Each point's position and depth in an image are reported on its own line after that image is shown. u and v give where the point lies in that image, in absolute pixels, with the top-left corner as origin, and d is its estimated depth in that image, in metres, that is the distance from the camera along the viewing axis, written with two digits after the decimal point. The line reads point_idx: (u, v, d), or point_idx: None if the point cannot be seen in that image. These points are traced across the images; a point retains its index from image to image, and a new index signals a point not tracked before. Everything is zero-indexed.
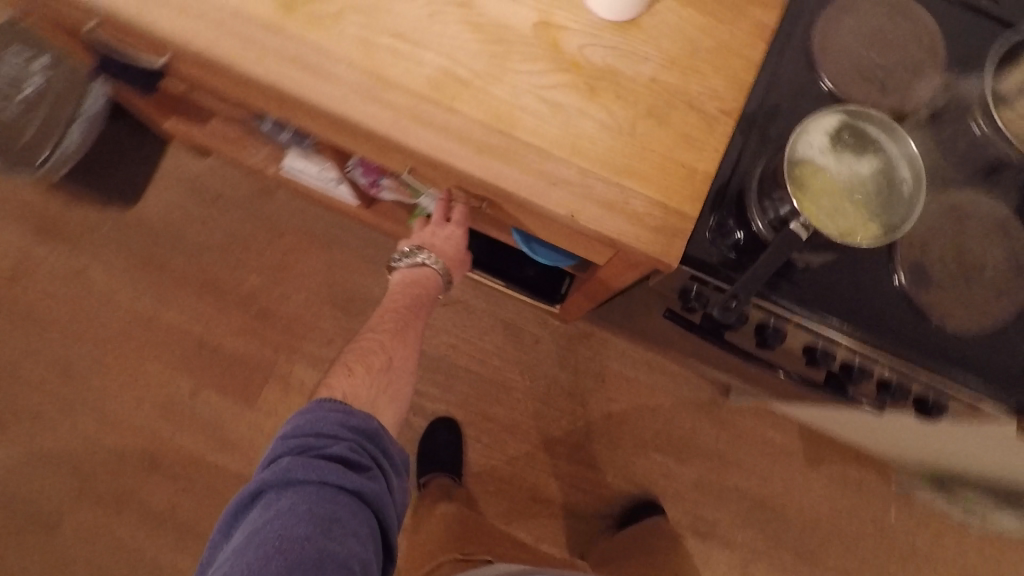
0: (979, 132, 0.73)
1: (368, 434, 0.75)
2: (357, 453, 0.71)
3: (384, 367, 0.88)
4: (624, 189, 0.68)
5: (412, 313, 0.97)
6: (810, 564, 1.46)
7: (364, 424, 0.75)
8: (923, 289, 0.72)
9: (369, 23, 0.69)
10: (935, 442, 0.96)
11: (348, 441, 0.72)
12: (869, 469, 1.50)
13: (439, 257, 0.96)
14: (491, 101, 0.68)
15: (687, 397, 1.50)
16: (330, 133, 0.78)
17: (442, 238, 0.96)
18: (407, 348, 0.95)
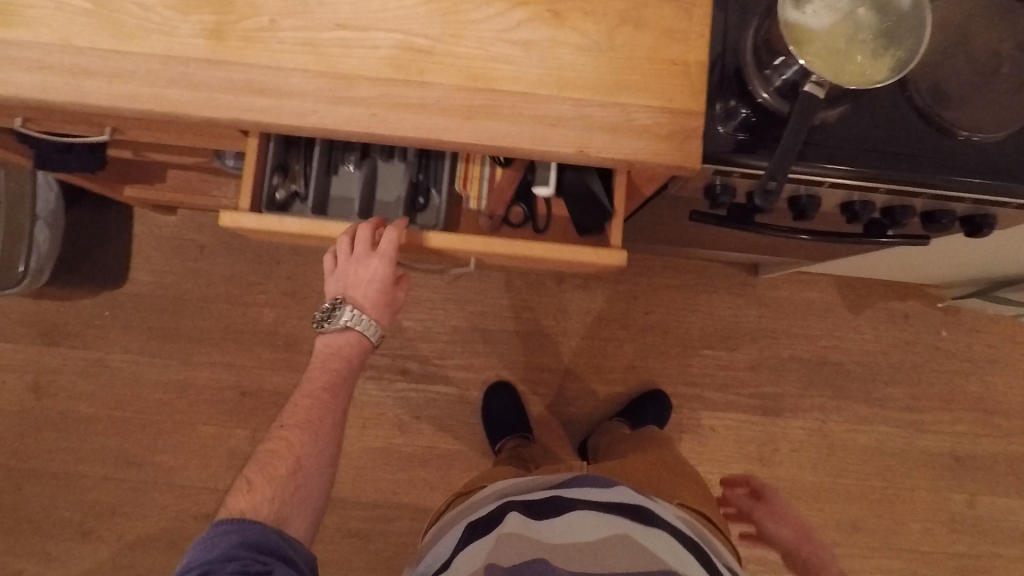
0: None
1: (266, 548, 0.63)
2: (249, 569, 0.60)
3: (292, 472, 0.72)
4: (623, 106, 0.65)
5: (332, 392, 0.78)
6: (880, 401, 1.50)
7: (261, 537, 0.64)
8: (949, 107, 0.69)
9: (308, 22, 0.64)
10: (989, 250, 0.94)
11: (241, 560, 0.61)
12: (912, 297, 1.51)
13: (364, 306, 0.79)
14: (460, 61, 0.64)
15: (720, 287, 1.49)
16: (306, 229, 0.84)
17: (366, 280, 0.78)
18: (326, 438, 0.76)
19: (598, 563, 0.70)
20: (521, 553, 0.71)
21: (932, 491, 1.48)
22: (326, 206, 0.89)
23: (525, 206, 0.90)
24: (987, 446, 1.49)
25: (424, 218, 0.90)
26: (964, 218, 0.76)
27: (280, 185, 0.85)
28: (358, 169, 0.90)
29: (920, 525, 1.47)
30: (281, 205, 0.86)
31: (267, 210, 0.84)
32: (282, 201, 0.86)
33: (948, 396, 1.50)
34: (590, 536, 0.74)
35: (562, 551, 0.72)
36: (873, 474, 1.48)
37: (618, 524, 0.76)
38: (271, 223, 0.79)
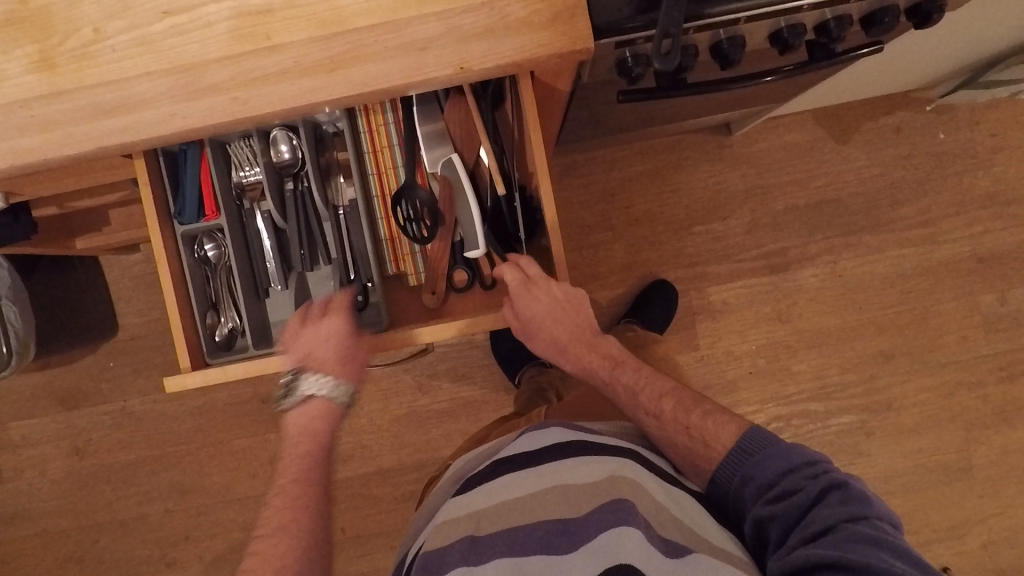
0: None
1: None
2: None
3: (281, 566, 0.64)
4: (493, 3, 0.58)
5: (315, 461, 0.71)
6: (888, 225, 1.43)
7: None
8: None
9: (132, 20, 0.58)
10: (953, 38, 0.85)
11: None
12: (900, 108, 1.41)
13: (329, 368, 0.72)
14: (306, 9, 0.58)
15: (695, 159, 1.42)
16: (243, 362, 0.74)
17: (322, 338, 0.72)
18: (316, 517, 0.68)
19: (529, 516, 0.66)
20: (454, 532, 0.67)
21: (960, 298, 1.44)
22: (270, 332, 0.79)
23: (467, 267, 0.82)
24: (1009, 238, 1.43)
25: (370, 315, 0.80)
26: (910, 9, 0.68)
27: (217, 323, 0.76)
28: (286, 288, 0.78)
29: (956, 336, 1.44)
30: (224, 344, 0.77)
31: (211, 354, 0.75)
32: (224, 340, 0.77)
33: (960, 199, 1.42)
34: (523, 491, 0.70)
35: (493, 513, 0.68)
36: (898, 300, 1.44)
37: (548, 472, 0.71)
38: (216, 376, 0.70)
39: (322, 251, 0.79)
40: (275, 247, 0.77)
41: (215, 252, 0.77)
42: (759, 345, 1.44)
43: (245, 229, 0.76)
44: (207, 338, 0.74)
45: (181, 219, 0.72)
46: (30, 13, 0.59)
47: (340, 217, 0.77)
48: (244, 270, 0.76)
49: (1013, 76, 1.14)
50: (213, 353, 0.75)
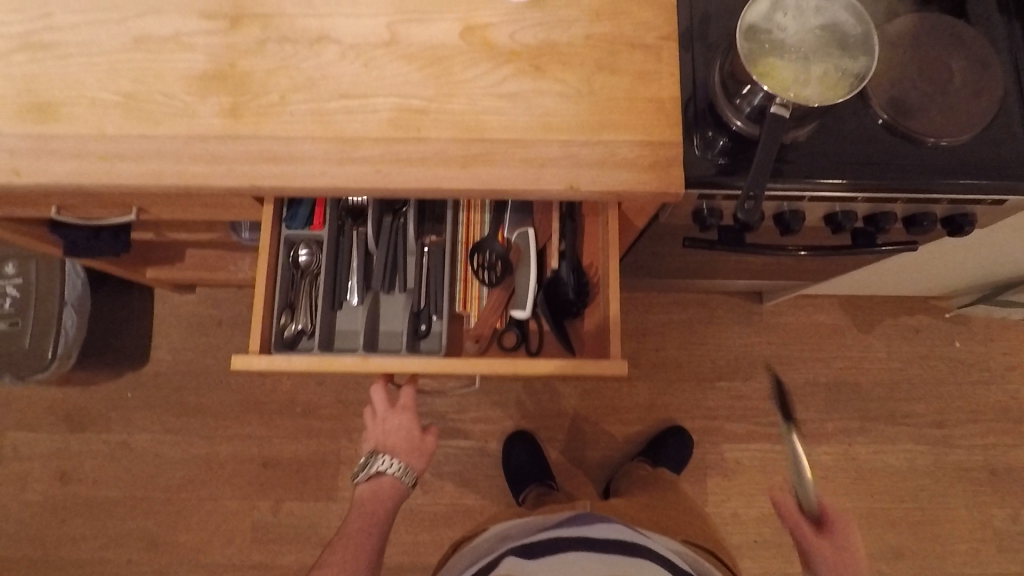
0: None
1: None
2: None
3: None
4: (607, 142, 0.69)
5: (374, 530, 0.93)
6: (903, 419, 1.47)
7: None
8: (908, 118, 0.73)
9: (314, 96, 0.71)
10: (979, 254, 0.96)
11: None
12: (918, 311, 1.52)
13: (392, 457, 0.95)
14: (454, 116, 0.70)
15: (726, 318, 1.51)
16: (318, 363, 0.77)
17: (394, 432, 0.97)
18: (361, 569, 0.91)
19: None
20: None
21: (972, 507, 1.43)
22: (333, 340, 0.89)
23: (518, 328, 0.90)
24: (1022, 456, 1.45)
25: (425, 345, 0.88)
26: (945, 220, 0.79)
27: (288, 323, 0.86)
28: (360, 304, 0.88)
29: (966, 547, 1.41)
30: (289, 342, 0.86)
31: (277, 346, 0.83)
32: (290, 339, 0.86)
33: (974, 408, 1.47)
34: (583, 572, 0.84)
35: None
36: (909, 497, 1.44)
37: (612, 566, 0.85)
38: (279, 361, 0.75)
39: (400, 278, 0.89)
40: (361, 270, 0.87)
41: (306, 262, 0.87)
42: (766, 513, 1.43)
43: (339, 248, 0.87)
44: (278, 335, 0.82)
45: (290, 225, 0.83)
46: (234, 75, 0.72)
47: (424, 255, 0.88)
48: (328, 283, 0.86)
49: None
50: (278, 348, 0.83)
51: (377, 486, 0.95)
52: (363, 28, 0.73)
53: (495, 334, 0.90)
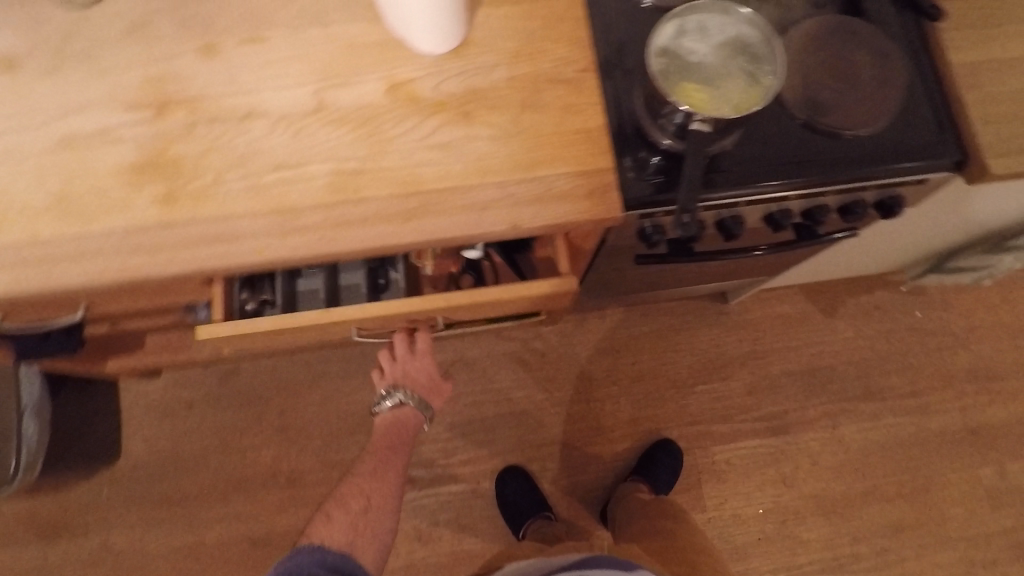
0: None
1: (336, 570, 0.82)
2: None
3: (363, 509, 0.93)
4: (542, 178, 0.71)
5: (397, 452, 1.02)
6: (880, 394, 1.50)
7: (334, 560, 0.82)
8: (824, 114, 0.76)
9: (248, 171, 0.71)
10: (917, 229, 1.01)
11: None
12: (877, 287, 1.56)
13: (415, 388, 1.05)
14: (390, 173, 0.71)
15: (695, 321, 1.53)
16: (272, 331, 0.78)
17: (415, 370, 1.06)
18: (390, 488, 0.98)
19: None
20: None
21: (960, 470, 1.46)
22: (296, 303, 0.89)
23: (474, 270, 0.93)
24: (997, 412, 1.49)
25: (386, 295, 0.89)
26: (877, 204, 0.82)
27: (250, 295, 0.86)
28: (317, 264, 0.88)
29: (961, 510, 1.44)
30: (253, 314, 0.87)
31: (239, 318, 0.84)
32: (253, 309, 0.87)
33: (945, 373, 1.51)
34: None
35: None
36: (899, 469, 1.46)
37: None
38: (242, 325, 0.77)
39: None
40: None
41: None
42: (764, 509, 1.43)
43: None
44: (239, 305, 0.84)
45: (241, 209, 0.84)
46: (165, 162, 0.72)
47: None
48: None
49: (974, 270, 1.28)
50: (241, 316, 0.84)
51: (400, 416, 1.05)
52: (289, 98, 0.74)
53: (453, 277, 0.92)
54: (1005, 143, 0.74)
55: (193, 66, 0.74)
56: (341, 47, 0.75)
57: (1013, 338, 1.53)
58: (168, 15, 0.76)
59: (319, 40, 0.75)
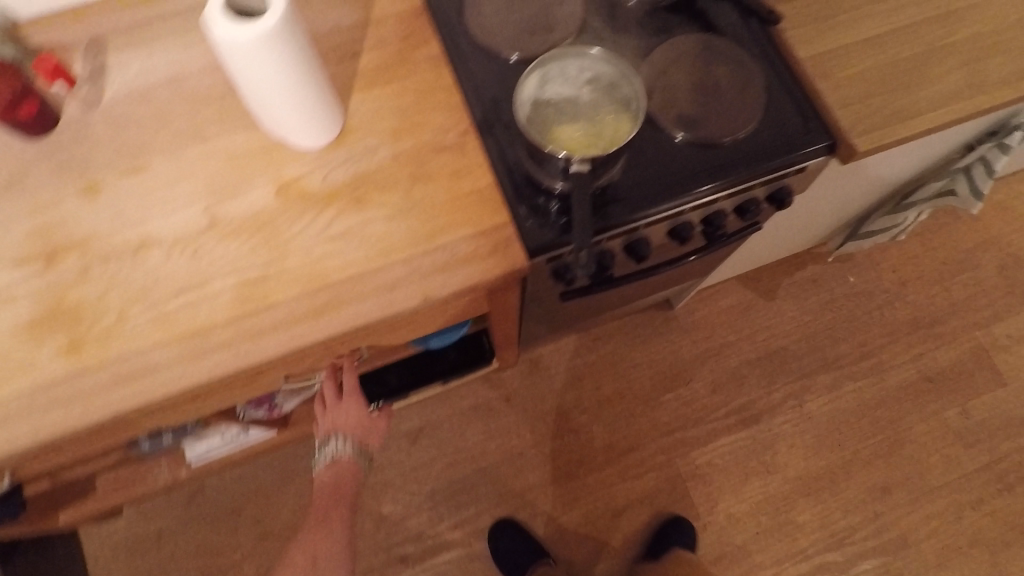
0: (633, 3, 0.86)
1: None
2: None
3: (312, 564, 1.01)
4: (445, 245, 0.72)
5: (340, 502, 1.05)
6: (837, 363, 1.54)
7: None
8: (697, 129, 0.79)
9: (151, 302, 0.70)
10: (816, 203, 1.06)
11: None
12: (808, 263, 1.62)
13: (348, 439, 1.04)
14: (296, 272, 0.71)
15: (647, 334, 1.56)
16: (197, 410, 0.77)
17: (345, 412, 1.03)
18: (339, 536, 1.03)
19: None
20: None
21: (927, 419, 1.50)
22: None
23: None
24: (946, 355, 1.55)
25: None
26: (769, 198, 0.86)
27: None
28: None
29: (938, 457, 1.47)
30: None
31: None
32: None
33: (890, 329, 1.57)
34: None
35: None
36: (872, 431, 1.49)
37: None
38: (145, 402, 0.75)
39: None
40: None
41: None
42: (755, 501, 1.44)
43: None
44: None
45: None
46: (64, 310, 0.70)
47: None
48: None
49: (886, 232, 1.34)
50: None
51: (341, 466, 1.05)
52: (181, 220, 0.73)
53: None
54: (864, 122, 0.79)
55: (76, 209, 0.73)
56: (226, 161, 0.76)
57: (941, 283, 1.61)
58: (43, 162, 0.75)
59: (202, 159, 0.76)
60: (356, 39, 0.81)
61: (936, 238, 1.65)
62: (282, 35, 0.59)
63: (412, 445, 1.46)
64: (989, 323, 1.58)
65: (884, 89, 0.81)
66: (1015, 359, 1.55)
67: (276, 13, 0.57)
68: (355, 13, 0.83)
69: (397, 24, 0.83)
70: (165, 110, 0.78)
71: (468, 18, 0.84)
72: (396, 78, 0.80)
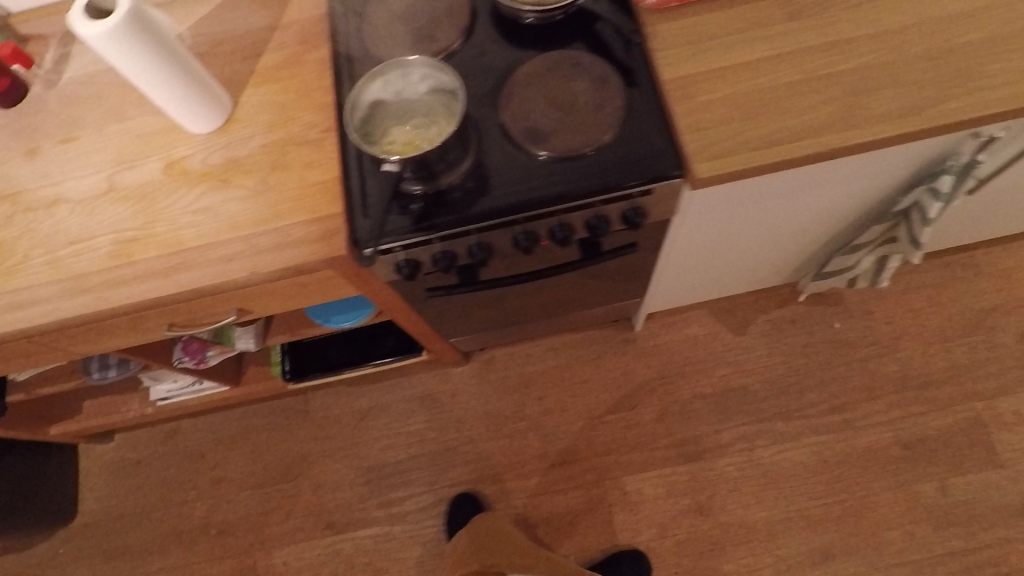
0: (533, 20, 0.90)
1: None
2: None
3: None
4: (282, 226, 0.81)
5: None
6: (800, 412, 1.43)
7: None
8: (541, 143, 0.82)
9: (49, 247, 0.85)
10: (729, 233, 1.02)
11: None
12: (789, 301, 1.52)
13: None
14: (160, 236, 0.83)
15: (600, 351, 1.54)
16: (89, 339, 0.91)
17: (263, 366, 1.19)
18: None
19: None
20: None
21: (895, 488, 1.36)
22: None
23: None
24: (932, 423, 1.39)
25: None
26: (623, 218, 0.86)
27: None
28: None
29: (899, 532, 1.33)
30: None
31: None
32: None
33: (870, 385, 1.44)
34: None
35: None
36: (826, 490, 1.37)
37: None
38: None
39: None
40: None
41: None
42: (680, 539, 1.38)
43: None
44: None
45: None
46: None
47: None
48: None
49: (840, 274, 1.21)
50: None
51: None
52: (88, 184, 0.88)
53: None
54: (712, 147, 0.77)
55: (19, 166, 0.90)
56: (134, 138, 0.89)
57: (943, 343, 1.45)
58: (5, 127, 0.93)
59: (116, 134, 0.90)
60: (260, 40, 0.92)
61: (947, 293, 1.48)
62: (126, 31, 0.69)
63: (357, 422, 1.55)
64: (993, 395, 1.39)
65: (745, 115, 0.78)
66: (1018, 441, 1.36)
67: (121, 12, 0.68)
68: (267, 18, 0.94)
69: (298, 29, 0.92)
70: (100, 92, 0.93)
71: (367, 31, 0.93)
72: (284, 77, 0.89)
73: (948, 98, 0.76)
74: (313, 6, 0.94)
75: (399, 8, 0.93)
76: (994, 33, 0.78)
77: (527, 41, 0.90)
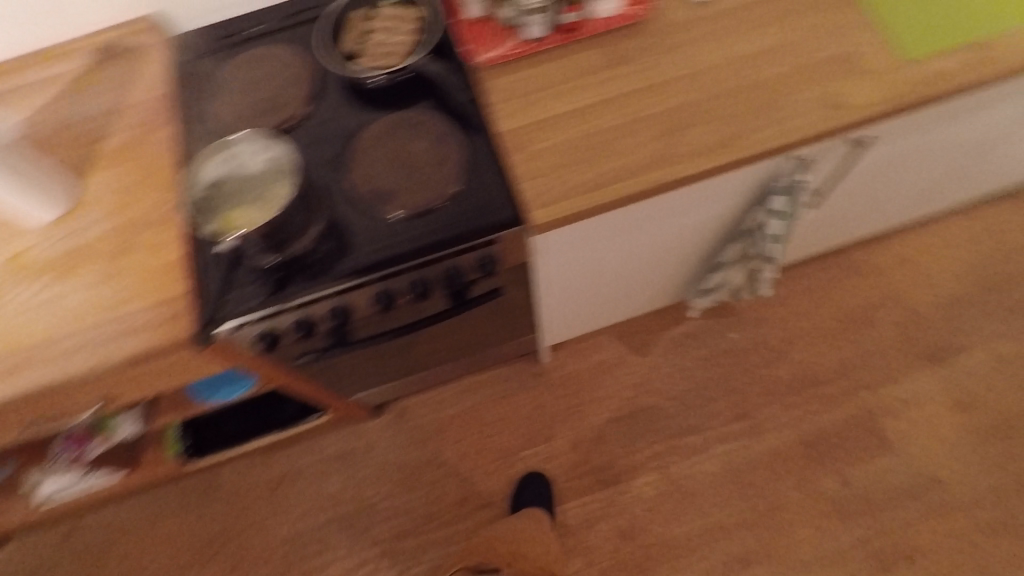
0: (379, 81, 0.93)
1: None
2: None
3: None
4: (130, 312, 0.80)
5: None
6: (706, 424, 1.48)
7: None
8: (386, 203, 0.86)
9: None
10: (596, 267, 1.06)
11: None
12: (686, 318, 1.58)
13: None
14: None
15: (512, 387, 1.55)
16: None
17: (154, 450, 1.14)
18: None
19: None
20: None
21: (801, 487, 1.41)
22: None
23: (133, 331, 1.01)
24: (828, 419, 1.46)
25: None
26: (477, 266, 0.88)
27: None
28: None
29: (809, 530, 1.37)
30: None
31: None
32: None
33: (768, 390, 1.50)
34: None
35: None
36: (738, 498, 1.41)
37: None
38: None
39: None
40: None
41: None
42: (605, 567, 1.38)
43: None
44: None
45: None
46: None
47: None
48: None
49: (714, 287, 1.23)
50: None
51: None
52: None
53: None
54: (547, 196, 0.82)
55: None
56: None
57: (830, 341, 1.53)
58: None
59: None
60: (103, 124, 0.92)
61: (828, 293, 1.57)
62: None
63: (272, 490, 1.51)
64: (879, 386, 1.48)
65: (576, 160, 0.83)
66: (906, 426, 1.44)
67: None
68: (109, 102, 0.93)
69: (143, 110, 0.92)
70: None
71: (212, 108, 0.93)
72: (127, 159, 0.89)
73: (754, 130, 0.82)
74: (158, 87, 0.94)
75: (243, 83, 0.95)
76: (789, 66, 0.86)
77: (373, 104, 0.93)
